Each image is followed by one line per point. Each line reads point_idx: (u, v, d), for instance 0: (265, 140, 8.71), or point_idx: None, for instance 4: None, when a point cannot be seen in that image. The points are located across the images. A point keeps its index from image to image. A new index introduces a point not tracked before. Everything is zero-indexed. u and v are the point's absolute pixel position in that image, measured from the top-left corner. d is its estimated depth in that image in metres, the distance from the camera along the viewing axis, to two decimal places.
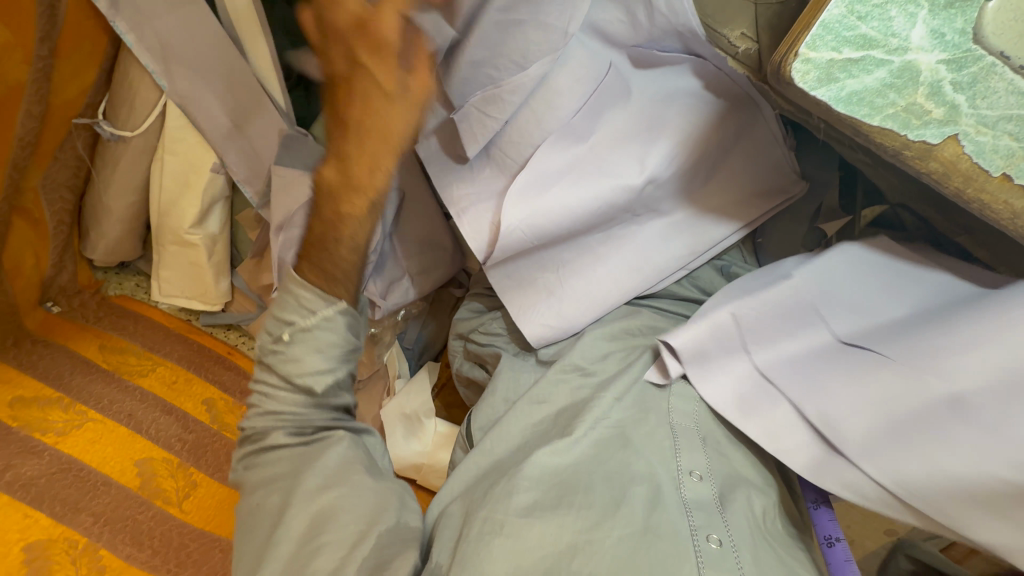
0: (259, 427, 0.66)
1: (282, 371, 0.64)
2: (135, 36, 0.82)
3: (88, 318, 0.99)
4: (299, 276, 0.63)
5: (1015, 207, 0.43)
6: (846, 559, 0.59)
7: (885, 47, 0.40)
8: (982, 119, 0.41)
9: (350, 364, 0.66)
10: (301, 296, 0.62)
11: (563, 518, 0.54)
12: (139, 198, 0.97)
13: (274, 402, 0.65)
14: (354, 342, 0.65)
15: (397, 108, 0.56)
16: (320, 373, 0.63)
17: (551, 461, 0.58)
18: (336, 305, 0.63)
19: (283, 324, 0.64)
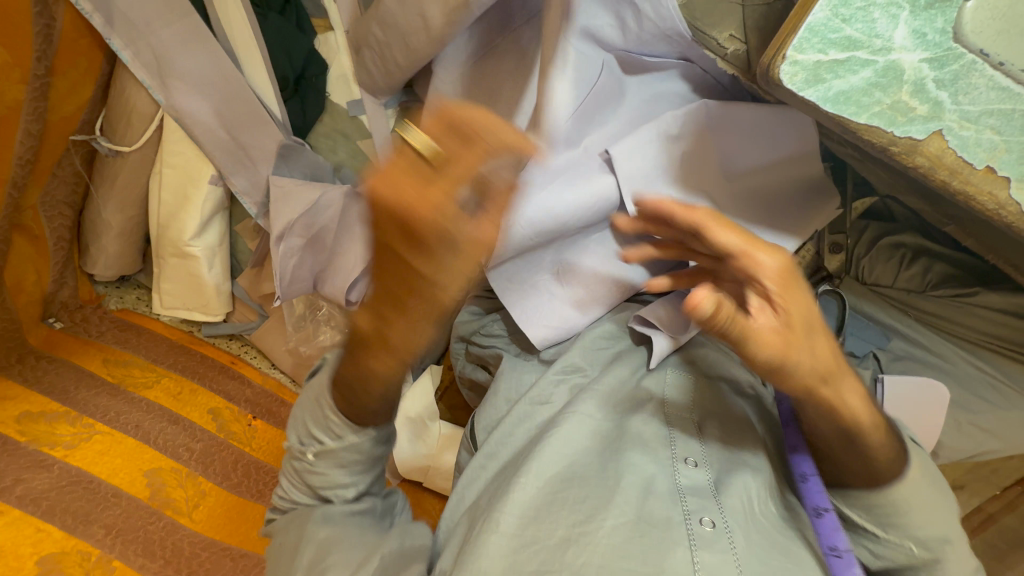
0: (284, 504, 0.70)
1: (307, 476, 0.65)
2: (130, 52, 0.83)
3: (90, 333, 0.99)
4: (329, 401, 0.59)
5: (999, 198, 0.45)
6: (835, 528, 0.59)
7: (869, 48, 0.41)
8: (964, 114, 0.42)
9: (373, 471, 0.66)
10: (329, 418, 0.59)
11: (557, 513, 0.55)
12: (139, 212, 0.97)
13: (297, 492, 0.67)
14: (378, 458, 0.64)
15: (452, 274, 0.42)
16: (342, 483, 0.64)
17: (552, 457, 0.59)
18: (363, 434, 0.60)
19: (311, 436, 0.63)
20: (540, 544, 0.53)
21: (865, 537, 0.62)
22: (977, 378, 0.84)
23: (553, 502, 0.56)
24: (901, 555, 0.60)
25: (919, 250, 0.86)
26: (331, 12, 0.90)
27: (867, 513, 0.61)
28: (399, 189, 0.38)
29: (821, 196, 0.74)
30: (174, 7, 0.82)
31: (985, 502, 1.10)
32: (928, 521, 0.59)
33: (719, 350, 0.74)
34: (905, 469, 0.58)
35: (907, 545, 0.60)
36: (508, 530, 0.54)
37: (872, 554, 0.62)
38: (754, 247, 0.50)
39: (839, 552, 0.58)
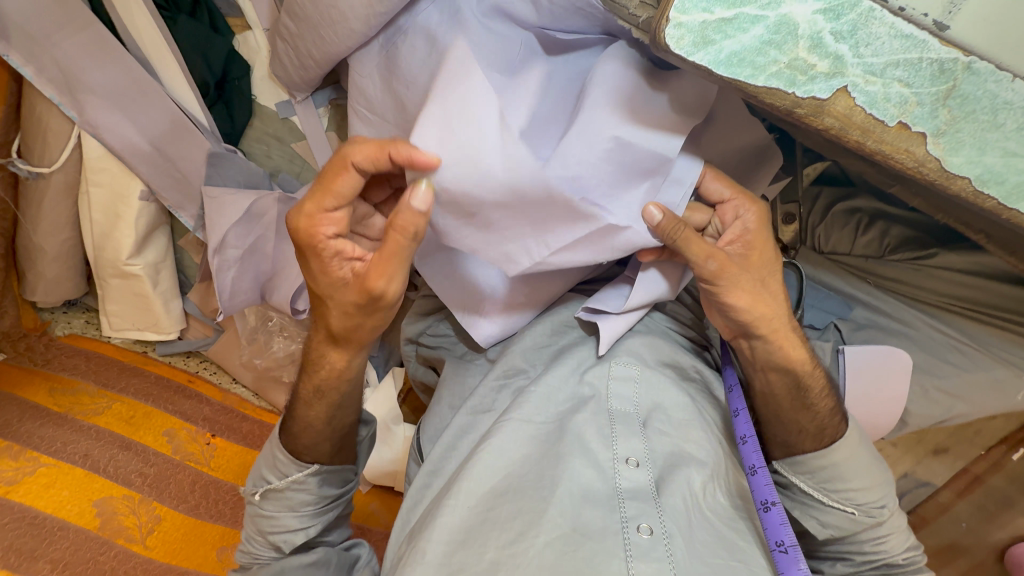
0: (241, 562, 0.71)
1: (257, 523, 0.68)
2: (34, 68, 0.79)
3: (36, 362, 0.96)
4: (281, 437, 0.68)
5: (918, 154, 0.42)
6: (781, 523, 0.57)
7: (757, 2, 0.38)
8: (869, 67, 0.39)
9: (325, 515, 0.69)
10: (277, 456, 0.67)
11: (488, 534, 0.52)
12: (72, 234, 0.94)
13: (251, 546, 0.70)
14: (327, 495, 0.69)
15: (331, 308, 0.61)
16: (291, 528, 0.67)
17: (490, 475, 0.55)
18: (307, 468, 0.67)
19: (260, 480, 0.69)
20: (469, 570, 0.51)
21: (812, 506, 0.66)
22: (942, 343, 0.81)
23: (485, 522, 0.53)
24: (844, 522, 0.64)
25: (875, 215, 0.82)
26: (246, 10, 0.86)
27: (811, 480, 0.65)
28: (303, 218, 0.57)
29: (761, 156, 0.72)
30: (76, 18, 0.78)
31: (972, 464, 1.06)
32: (866, 484, 0.63)
33: (666, 341, 0.69)
34: (844, 429, 0.64)
35: (848, 510, 0.64)
36: (438, 557, 0.52)
37: (820, 523, 0.65)
38: (743, 198, 0.64)
39: (785, 548, 0.56)
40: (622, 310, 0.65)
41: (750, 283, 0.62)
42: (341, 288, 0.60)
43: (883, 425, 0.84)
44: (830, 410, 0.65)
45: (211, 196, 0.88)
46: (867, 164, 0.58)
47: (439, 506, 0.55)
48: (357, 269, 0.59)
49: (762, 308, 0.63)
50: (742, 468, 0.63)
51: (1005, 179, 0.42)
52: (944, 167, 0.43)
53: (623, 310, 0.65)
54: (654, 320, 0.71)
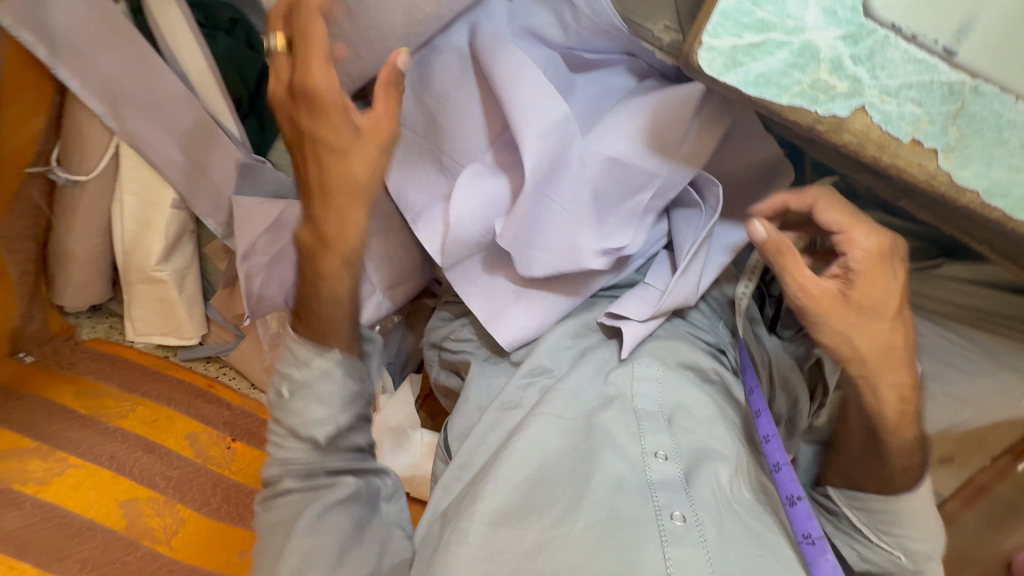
0: (269, 478, 0.68)
1: (289, 424, 0.67)
2: (79, 82, 0.82)
3: (61, 365, 0.98)
4: (294, 333, 0.69)
5: (929, 168, 0.45)
6: (808, 516, 0.60)
7: (783, 28, 0.42)
8: (884, 88, 0.43)
9: (354, 407, 0.69)
10: (296, 351, 0.68)
11: (527, 519, 0.54)
12: (104, 240, 0.97)
13: (281, 453, 0.68)
14: (352, 388, 0.69)
15: (354, 159, 0.65)
16: (321, 421, 0.66)
17: (523, 465, 0.58)
18: (328, 354, 0.68)
19: (283, 380, 0.69)
20: (510, 552, 0.52)
21: (856, 539, 0.71)
22: (948, 350, 0.84)
23: (525, 506, 0.55)
24: (886, 562, 0.69)
25: (882, 227, 0.85)
26: None
27: (868, 517, 0.70)
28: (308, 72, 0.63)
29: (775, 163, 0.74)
30: (119, 34, 0.81)
31: (976, 474, 1.08)
32: (924, 534, 0.68)
33: (688, 344, 0.71)
34: (921, 485, 0.67)
35: (896, 554, 0.69)
36: (476, 539, 0.54)
37: (859, 556, 0.71)
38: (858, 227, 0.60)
39: (812, 540, 0.59)
40: (645, 315, 0.68)
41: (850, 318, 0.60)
42: (354, 137, 0.65)
43: None
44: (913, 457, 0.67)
45: (240, 204, 0.91)
46: (875, 178, 0.62)
47: (477, 493, 0.57)
48: (366, 124, 0.66)
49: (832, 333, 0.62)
50: (766, 467, 0.65)
51: (1009, 192, 0.45)
52: (954, 181, 0.46)
53: (646, 315, 0.68)
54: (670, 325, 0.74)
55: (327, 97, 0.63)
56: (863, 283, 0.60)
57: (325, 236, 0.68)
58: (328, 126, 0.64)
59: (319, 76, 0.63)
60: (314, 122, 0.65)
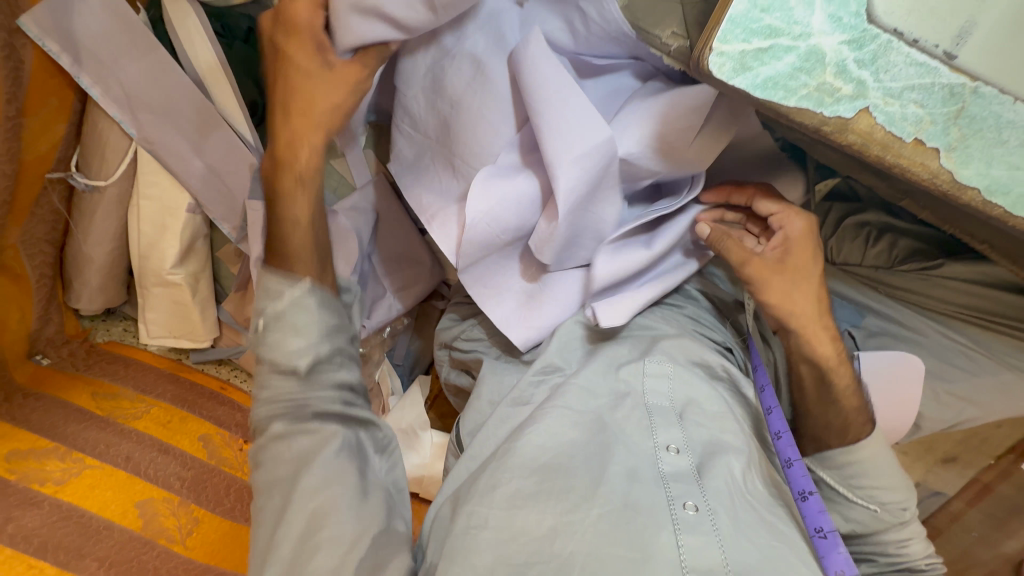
0: (259, 424, 0.68)
1: (271, 359, 0.67)
2: (100, 89, 0.85)
3: (77, 367, 1.00)
4: (267, 270, 0.71)
5: (932, 167, 0.47)
6: (819, 510, 0.62)
7: (789, 34, 0.44)
8: (887, 90, 0.45)
9: (335, 339, 0.70)
10: (267, 285, 0.70)
11: (545, 503, 0.55)
12: (119, 244, 0.99)
13: (267, 395, 0.68)
14: (330, 320, 0.70)
15: (318, 84, 0.71)
16: (303, 350, 0.67)
17: (537, 451, 0.58)
18: (299, 285, 0.69)
19: (258, 316, 0.69)
20: (528, 535, 0.53)
21: (838, 502, 0.72)
22: (950, 348, 0.86)
23: (537, 494, 0.55)
24: (867, 518, 0.70)
25: (884, 228, 0.86)
26: None
27: (838, 475, 0.71)
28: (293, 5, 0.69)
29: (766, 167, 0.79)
30: (140, 43, 0.84)
31: (981, 474, 1.10)
32: (890, 485, 0.70)
33: (698, 343, 0.73)
34: (871, 430, 0.70)
35: (872, 507, 0.70)
36: (494, 525, 0.54)
37: (843, 518, 0.72)
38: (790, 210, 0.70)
39: (824, 533, 0.61)
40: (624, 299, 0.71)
41: (784, 284, 0.69)
42: (326, 72, 0.71)
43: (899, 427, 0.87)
44: (852, 403, 0.71)
45: (254, 207, 0.93)
46: (877, 179, 0.64)
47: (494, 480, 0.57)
48: (339, 65, 0.71)
49: (792, 303, 0.69)
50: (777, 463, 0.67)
51: (1009, 189, 0.47)
52: (957, 179, 0.47)
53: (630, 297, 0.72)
54: (667, 321, 0.76)
55: (304, 28, 0.70)
56: (796, 253, 0.69)
57: (291, 158, 0.73)
58: (300, 53, 0.70)
59: (304, 10, 0.69)
60: (292, 48, 0.71)
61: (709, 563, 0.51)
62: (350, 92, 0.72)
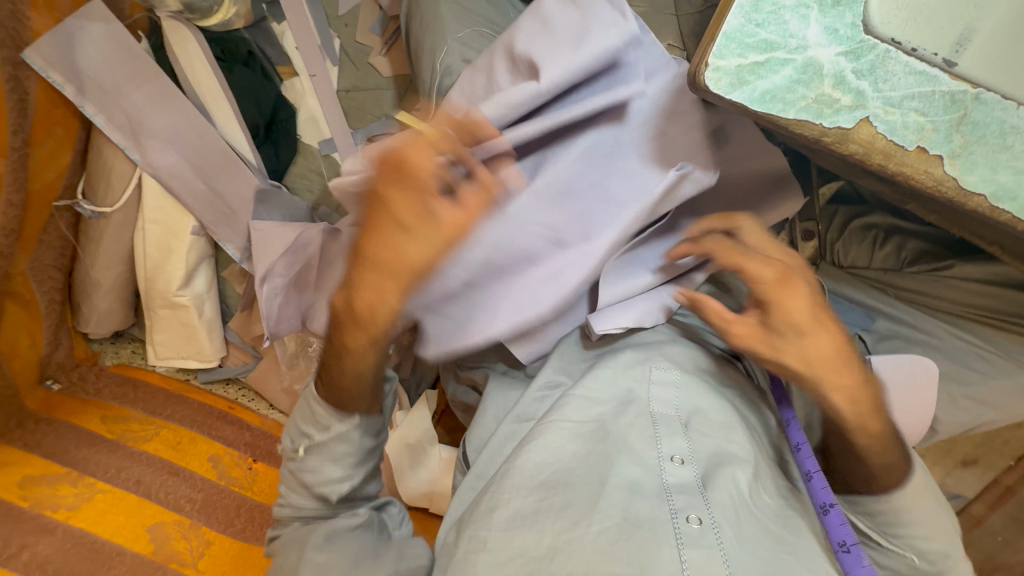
0: (280, 520, 0.69)
1: (300, 476, 0.66)
2: (104, 117, 0.87)
3: (88, 391, 1.00)
4: (316, 390, 0.64)
5: (935, 173, 0.46)
6: (841, 523, 0.60)
7: (786, 47, 0.44)
8: (888, 100, 0.44)
9: (366, 466, 0.67)
10: (315, 410, 0.64)
11: (542, 522, 0.54)
12: (126, 268, 1.00)
13: (291, 498, 0.67)
14: (369, 444, 0.66)
15: (416, 241, 0.52)
16: (336, 481, 0.65)
17: (538, 461, 0.59)
18: (349, 418, 0.63)
19: (300, 434, 0.66)
20: (526, 556, 0.52)
21: (868, 547, 0.64)
22: (966, 351, 0.84)
23: (540, 511, 0.54)
24: (904, 568, 0.63)
25: (892, 229, 0.86)
26: (294, 60, 0.99)
27: (870, 522, 0.64)
28: (399, 205, 0.52)
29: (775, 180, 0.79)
30: (143, 72, 0.87)
31: (1002, 476, 1.08)
32: (931, 532, 0.61)
33: (696, 350, 0.72)
34: (910, 476, 0.61)
35: (909, 556, 0.62)
36: (496, 544, 0.54)
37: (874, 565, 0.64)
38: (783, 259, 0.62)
39: (846, 547, 0.59)
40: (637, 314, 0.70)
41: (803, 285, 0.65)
42: (428, 224, 0.52)
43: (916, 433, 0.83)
44: (890, 451, 0.61)
45: (258, 228, 0.93)
46: (882, 184, 0.63)
47: (496, 500, 0.57)
48: (441, 208, 0.52)
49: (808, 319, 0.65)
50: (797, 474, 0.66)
51: (1016, 195, 0.46)
52: (962, 186, 0.46)
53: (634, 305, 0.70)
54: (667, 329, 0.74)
55: (425, 172, 0.52)
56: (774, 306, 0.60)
57: (351, 310, 0.57)
58: (404, 198, 0.52)
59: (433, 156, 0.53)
60: (395, 189, 0.52)
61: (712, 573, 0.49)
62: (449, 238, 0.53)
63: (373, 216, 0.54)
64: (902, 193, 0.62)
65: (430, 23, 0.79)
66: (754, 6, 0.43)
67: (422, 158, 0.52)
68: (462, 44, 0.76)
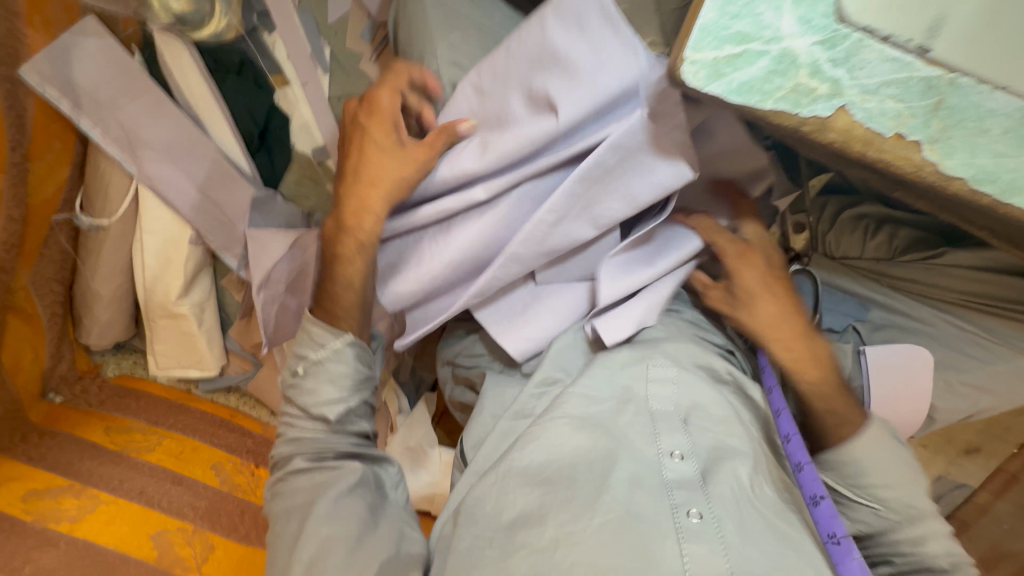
0: (283, 457, 0.72)
1: (302, 401, 0.72)
2: (100, 130, 0.88)
3: (91, 403, 1.01)
4: (312, 316, 0.73)
5: (915, 159, 0.47)
6: (832, 515, 0.60)
7: (760, 39, 0.44)
8: (864, 87, 0.45)
9: (362, 392, 0.74)
10: (312, 332, 0.72)
11: (547, 516, 0.54)
12: (126, 279, 1.01)
13: (297, 424, 0.73)
14: (364, 371, 0.74)
15: (387, 161, 0.72)
16: (332, 401, 0.71)
17: (538, 458, 0.58)
18: (343, 338, 0.72)
19: (299, 359, 0.74)
20: (528, 549, 0.53)
21: (840, 501, 0.72)
22: (960, 338, 0.84)
23: (544, 509, 0.55)
24: (869, 516, 0.70)
25: (882, 220, 0.86)
26: (285, 67, 0.98)
27: (838, 477, 0.71)
28: (378, 132, 0.73)
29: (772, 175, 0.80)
30: (136, 85, 0.88)
31: (1005, 462, 1.07)
32: (893, 482, 0.68)
33: (693, 344, 0.71)
34: (866, 422, 0.70)
35: (874, 506, 0.70)
36: (500, 545, 0.54)
37: (848, 518, 0.72)
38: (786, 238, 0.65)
39: (837, 539, 0.59)
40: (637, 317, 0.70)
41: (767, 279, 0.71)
42: (397, 150, 0.72)
43: (910, 418, 0.85)
44: (833, 399, 0.71)
45: (255, 236, 0.94)
46: (868, 174, 0.63)
47: (497, 502, 0.57)
48: (411, 143, 0.73)
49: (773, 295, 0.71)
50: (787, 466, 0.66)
51: (997, 177, 0.47)
52: (941, 171, 0.47)
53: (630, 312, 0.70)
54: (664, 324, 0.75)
55: (387, 110, 0.73)
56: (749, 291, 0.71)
57: (344, 226, 0.73)
58: (378, 128, 0.73)
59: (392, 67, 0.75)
60: (373, 123, 0.74)
61: (715, 570, 0.50)
62: (415, 168, 0.72)
63: (358, 157, 0.74)
64: (887, 181, 0.63)
65: (418, 27, 0.79)
66: None
67: (382, 98, 0.73)
68: (451, 48, 0.77)
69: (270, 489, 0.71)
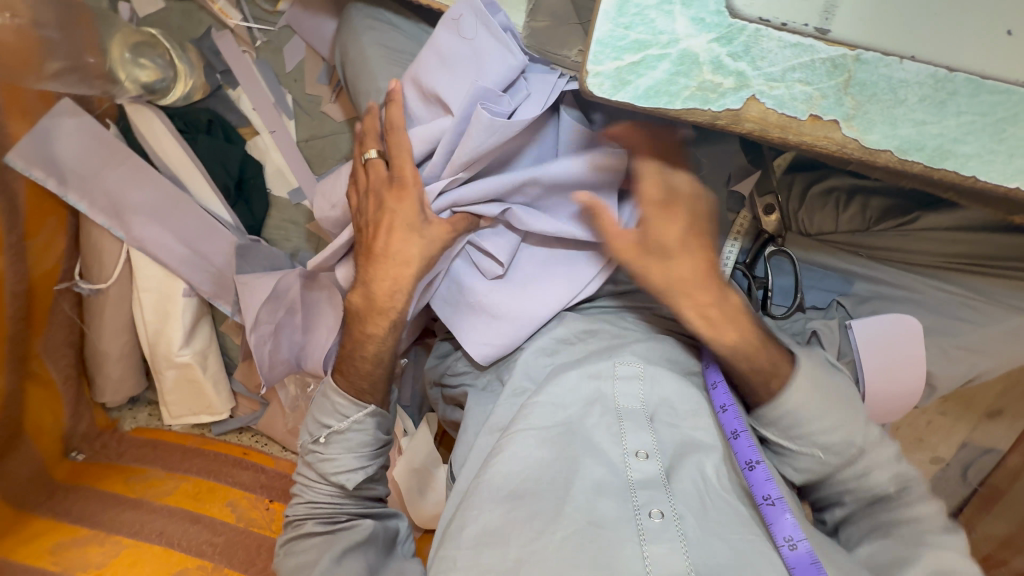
0: (295, 517, 0.74)
1: (319, 468, 0.74)
2: (87, 202, 0.93)
3: (112, 456, 1.07)
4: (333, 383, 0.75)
5: (837, 138, 0.47)
6: (766, 478, 0.60)
7: (658, 44, 0.45)
8: (769, 76, 0.45)
9: (380, 458, 0.76)
10: (335, 401, 0.74)
11: (512, 536, 0.55)
12: (131, 336, 1.06)
13: (309, 494, 0.74)
14: (383, 438, 0.76)
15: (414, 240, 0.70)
16: (353, 471, 0.73)
17: (506, 471, 0.59)
18: (366, 409, 0.74)
19: (322, 426, 0.75)
20: (494, 571, 0.54)
21: (784, 454, 0.66)
22: (949, 302, 0.82)
23: (507, 524, 0.56)
24: (814, 464, 0.64)
25: (853, 191, 0.84)
26: (254, 120, 1.05)
27: (777, 430, 0.65)
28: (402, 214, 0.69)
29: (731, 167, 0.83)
30: (116, 155, 0.94)
31: None
32: (831, 425, 0.63)
33: (664, 342, 0.72)
34: (791, 369, 0.64)
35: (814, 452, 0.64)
36: (465, 563, 0.55)
37: (794, 468, 0.66)
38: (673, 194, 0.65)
39: (771, 500, 0.58)
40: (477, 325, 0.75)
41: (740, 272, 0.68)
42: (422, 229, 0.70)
43: (913, 386, 0.81)
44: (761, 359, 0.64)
45: (242, 280, 0.98)
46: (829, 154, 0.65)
47: (462, 518, 0.59)
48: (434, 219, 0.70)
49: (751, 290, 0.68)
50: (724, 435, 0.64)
51: (923, 145, 0.46)
52: (865, 145, 0.47)
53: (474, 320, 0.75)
54: (633, 324, 0.75)
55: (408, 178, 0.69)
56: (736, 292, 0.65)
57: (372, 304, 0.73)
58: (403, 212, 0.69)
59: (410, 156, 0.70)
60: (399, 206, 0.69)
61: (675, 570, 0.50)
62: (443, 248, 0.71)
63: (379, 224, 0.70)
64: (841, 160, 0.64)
65: (361, 67, 0.83)
66: (620, 10, 0.45)
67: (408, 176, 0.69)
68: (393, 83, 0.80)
69: (282, 547, 0.73)
